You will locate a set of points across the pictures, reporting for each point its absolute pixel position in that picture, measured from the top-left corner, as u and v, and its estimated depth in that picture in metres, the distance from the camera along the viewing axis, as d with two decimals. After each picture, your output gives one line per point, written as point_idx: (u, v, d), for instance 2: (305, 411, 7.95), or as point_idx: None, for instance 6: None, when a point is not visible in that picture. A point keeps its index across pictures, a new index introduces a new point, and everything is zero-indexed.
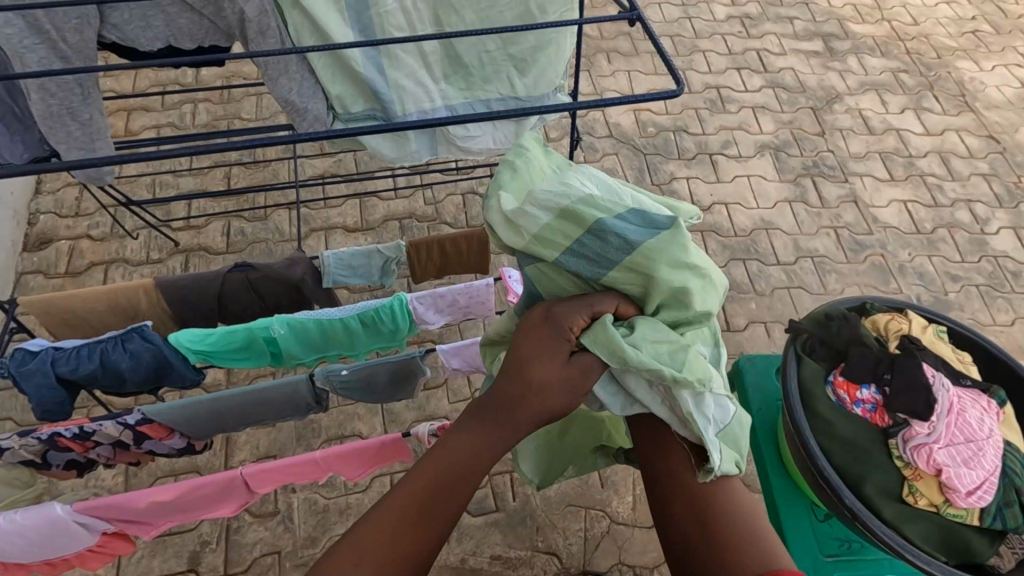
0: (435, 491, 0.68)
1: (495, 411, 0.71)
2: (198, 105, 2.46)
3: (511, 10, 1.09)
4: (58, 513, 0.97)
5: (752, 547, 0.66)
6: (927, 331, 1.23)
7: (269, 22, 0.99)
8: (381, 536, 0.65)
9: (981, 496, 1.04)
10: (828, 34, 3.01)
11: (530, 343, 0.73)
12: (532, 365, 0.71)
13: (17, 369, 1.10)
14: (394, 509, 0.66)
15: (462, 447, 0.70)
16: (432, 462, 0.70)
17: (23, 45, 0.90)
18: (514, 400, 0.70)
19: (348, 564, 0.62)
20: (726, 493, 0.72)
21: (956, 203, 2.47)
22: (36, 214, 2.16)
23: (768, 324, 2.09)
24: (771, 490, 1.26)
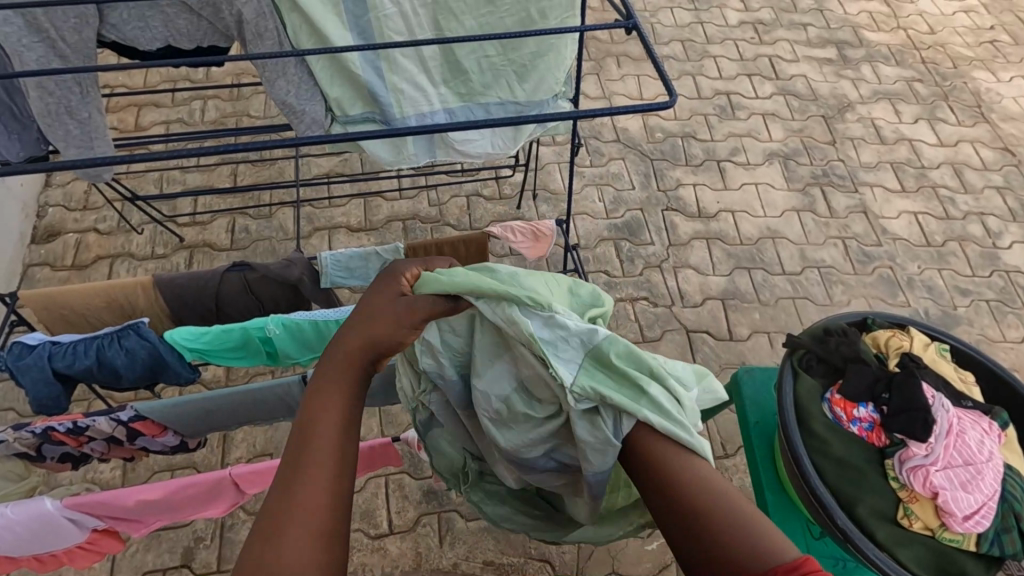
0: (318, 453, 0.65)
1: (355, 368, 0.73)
2: (207, 102, 2.48)
3: (511, 16, 1.09)
4: (48, 509, 0.97)
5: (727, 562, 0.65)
6: (929, 349, 1.21)
7: (266, 24, 0.99)
8: (305, 520, 0.61)
9: (978, 521, 1.02)
10: (841, 42, 2.97)
11: (384, 303, 0.76)
12: (381, 313, 0.75)
13: (14, 363, 1.11)
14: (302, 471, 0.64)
15: (336, 412, 0.69)
16: (309, 434, 0.67)
17: (21, 44, 0.91)
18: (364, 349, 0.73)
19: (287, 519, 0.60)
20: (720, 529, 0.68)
21: (968, 215, 2.43)
22: (45, 207, 2.18)
23: (771, 335, 2.07)
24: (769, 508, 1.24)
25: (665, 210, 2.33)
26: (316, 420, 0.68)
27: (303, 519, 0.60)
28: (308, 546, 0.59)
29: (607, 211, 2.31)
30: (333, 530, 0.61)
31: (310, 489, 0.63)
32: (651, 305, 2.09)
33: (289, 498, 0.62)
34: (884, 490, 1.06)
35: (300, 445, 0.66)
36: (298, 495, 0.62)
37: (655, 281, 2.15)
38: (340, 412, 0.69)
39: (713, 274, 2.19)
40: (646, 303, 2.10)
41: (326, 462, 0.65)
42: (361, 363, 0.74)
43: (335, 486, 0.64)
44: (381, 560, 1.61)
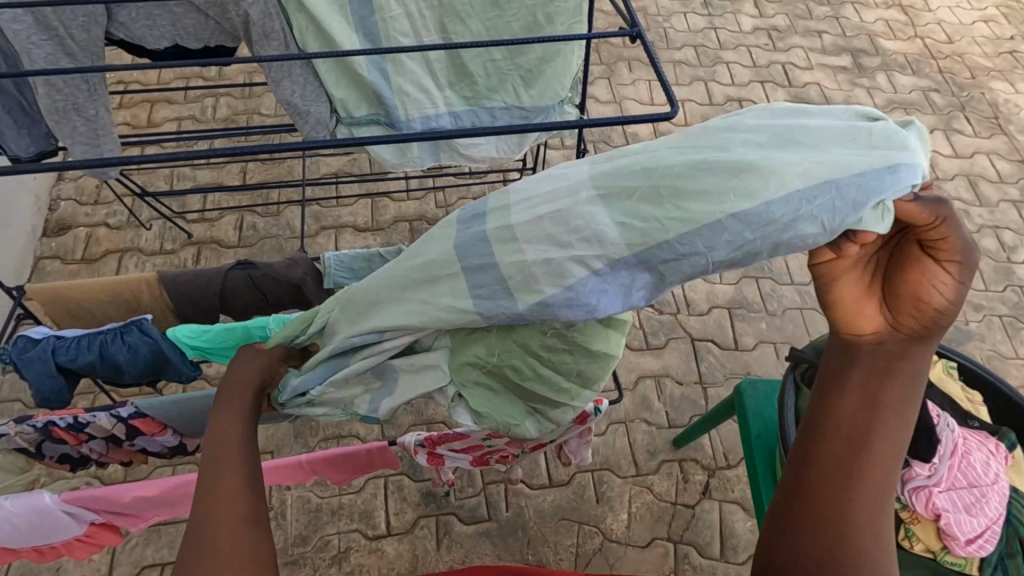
0: (232, 465, 0.69)
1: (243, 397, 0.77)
2: (219, 99, 2.50)
3: (518, 20, 1.08)
4: (47, 503, 0.98)
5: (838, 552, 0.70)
6: (935, 366, 1.20)
7: (273, 24, 0.99)
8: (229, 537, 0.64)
9: (981, 545, 1.01)
10: (857, 50, 2.94)
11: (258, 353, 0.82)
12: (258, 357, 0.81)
13: (18, 356, 1.13)
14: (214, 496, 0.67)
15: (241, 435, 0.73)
16: (217, 456, 0.70)
17: (30, 41, 0.92)
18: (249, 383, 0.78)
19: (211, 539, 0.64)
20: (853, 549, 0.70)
21: (982, 229, 2.39)
22: (57, 200, 2.21)
23: (777, 345, 2.05)
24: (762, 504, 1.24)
25: None
26: (221, 445, 0.71)
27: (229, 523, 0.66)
28: (237, 542, 0.65)
29: None
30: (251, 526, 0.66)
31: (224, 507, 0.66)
32: (656, 312, 2.07)
33: (208, 512, 0.66)
34: None
35: (208, 466, 0.69)
36: (214, 503, 0.67)
37: None
38: (242, 435, 0.73)
39: (720, 282, 2.16)
40: (651, 309, 2.08)
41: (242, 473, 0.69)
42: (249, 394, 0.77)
43: (248, 491, 0.68)
44: (378, 562, 1.60)
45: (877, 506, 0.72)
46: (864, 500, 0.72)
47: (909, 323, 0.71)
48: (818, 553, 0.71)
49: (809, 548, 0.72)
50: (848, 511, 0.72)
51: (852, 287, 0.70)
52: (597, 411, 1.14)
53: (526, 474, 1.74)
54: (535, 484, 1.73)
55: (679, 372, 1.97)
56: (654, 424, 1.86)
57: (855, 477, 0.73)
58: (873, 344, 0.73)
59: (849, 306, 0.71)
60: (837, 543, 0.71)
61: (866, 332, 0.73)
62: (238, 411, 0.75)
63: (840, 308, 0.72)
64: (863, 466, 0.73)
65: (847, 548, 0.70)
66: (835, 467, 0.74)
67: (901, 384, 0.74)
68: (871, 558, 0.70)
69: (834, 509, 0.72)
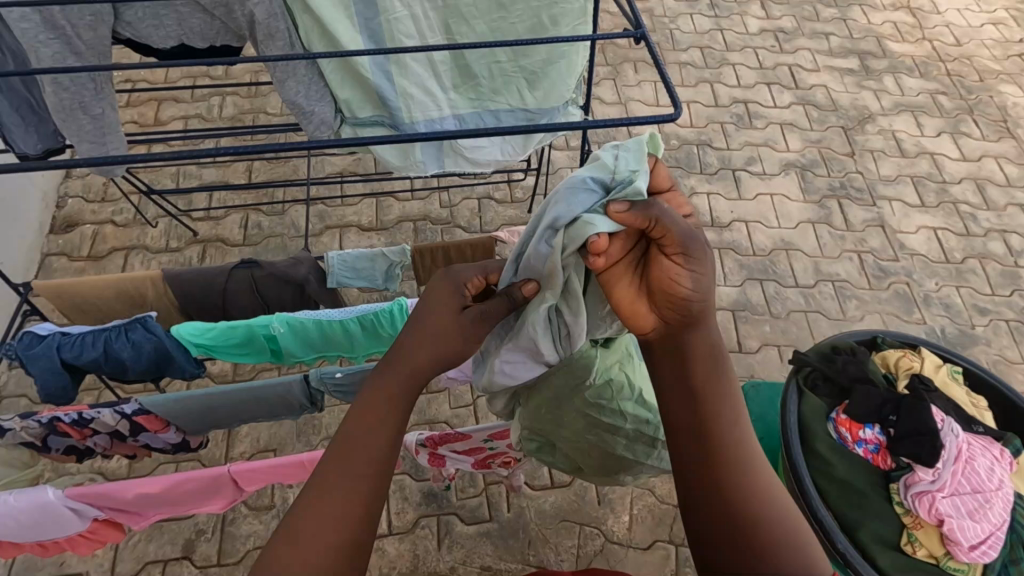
0: (354, 467, 0.68)
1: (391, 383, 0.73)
2: (226, 98, 2.51)
3: (523, 22, 1.08)
4: (51, 498, 0.99)
5: (739, 528, 0.69)
6: (940, 371, 1.19)
7: (278, 24, 1.00)
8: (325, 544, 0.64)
9: (984, 551, 1.01)
10: (864, 52, 2.92)
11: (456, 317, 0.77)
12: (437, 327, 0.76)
13: (24, 352, 1.13)
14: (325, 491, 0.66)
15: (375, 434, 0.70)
16: (346, 454, 0.69)
17: (38, 39, 0.93)
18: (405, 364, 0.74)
19: (313, 541, 0.63)
20: (747, 521, 0.69)
21: (989, 232, 2.37)
22: (64, 198, 2.22)
23: (781, 348, 2.04)
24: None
25: None
26: (353, 442, 0.69)
27: (325, 535, 0.64)
28: (327, 556, 0.63)
29: None
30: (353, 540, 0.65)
31: (335, 512, 0.65)
32: None
33: (321, 511, 0.65)
34: (889, 517, 1.06)
35: (339, 456, 0.68)
36: (325, 504, 0.65)
37: None
38: (376, 433, 0.70)
39: (724, 284, 2.16)
40: None
41: (360, 485, 0.67)
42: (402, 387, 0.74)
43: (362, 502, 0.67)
44: (379, 561, 1.61)
45: (754, 474, 0.71)
46: (748, 480, 0.71)
47: (671, 316, 0.73)
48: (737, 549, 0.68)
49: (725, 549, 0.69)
50: (748, 488, 0.70)
51: (625, 291, 0.75)
52: None
53: (528, 475, 1.74)
54: (536, 485, 1.74)
55: None
56: None
57: (725, 466, 0.71)
58: (661, 342, 0.76)
59: (625, 312, 0.76)
60: (748, 529, 0.68)
61: (648, 334, 0.76)
62: (384, 405, 0.72)
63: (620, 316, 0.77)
64: (728, 450, 0.72)
65: (751, 518, 0.69)
66: (711, 462, 0.72)
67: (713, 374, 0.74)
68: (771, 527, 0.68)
69: (727, 487, 0.70)
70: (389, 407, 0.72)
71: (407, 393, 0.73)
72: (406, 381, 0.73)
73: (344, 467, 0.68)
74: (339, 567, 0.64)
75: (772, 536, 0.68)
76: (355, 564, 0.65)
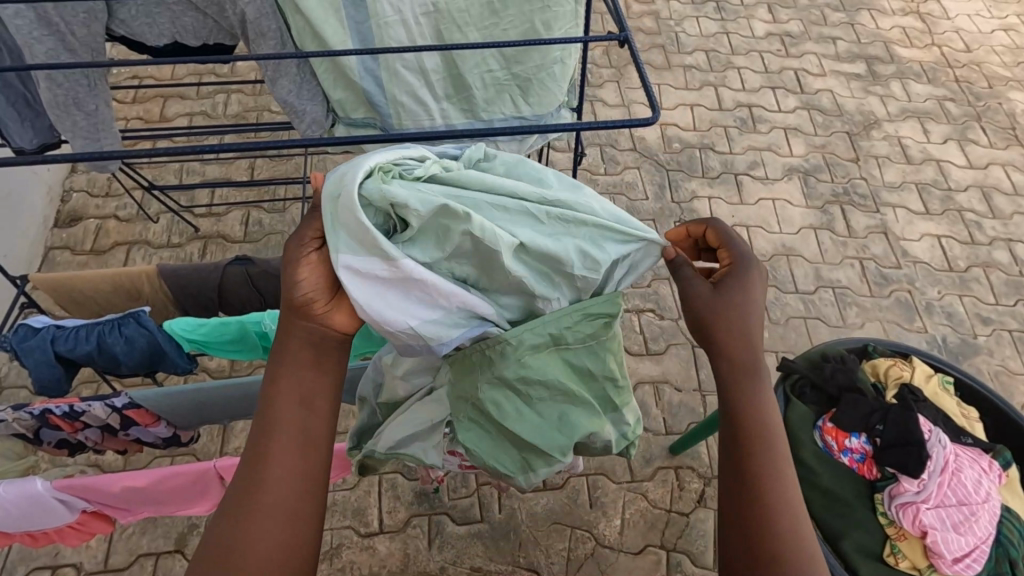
0: (276, 448, 0.73)
1: (288, 360, 0.77)
2: (230, 96, 2.53)
3: (515, 28, 1.08)
4: (39, 489, 1.00)
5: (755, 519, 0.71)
6: (931, 381, 1.18)
7: (269, 24, 1.02)
8: (266, 522, 0.70)
9: (969, 564, 1.00)
10: (871, 57, 2.89)
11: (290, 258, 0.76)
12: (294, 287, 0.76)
13: (19, 345, 1.15)
14: (251, 476, 0.72)
15: (285, 413, 0.75)
16: (262, 437, 0.73)
17: (33, 36, 0.94)
18: (296, 340, 0.77)
19: (250, 525, 0.69)
20: (766, 518, 0.71)
21: (994, 241, 2.34)
22: (69, 192, 2.25)
23: (780, 354, 2.03)
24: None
25: (678, 222, 2.29)
26: (267, 425, 0.74)
27: (265, 514, 0.70)
28: (274, 532, 0.69)
29: None
30: (297, 512, 0.71)
31: (266, 493, 0.71)
32: (657, 318, 2.06)
33: (251, 496, 0.70)
34: (873, 528, 1.05)
35: (257, 441, 0.73)
36: (255, 489, 0.71)
37: (663, 293, 2.11)
38: (286, 412, 0.75)
39: None
40: (652, 315, 2.07)
41: (284, 463, 0.73)
42: (302, 359, 0.77)
43: (293, 476, 0.72)
44: (369, 559, 1.61)
45: (775, 480, 0.74)
46: (765, 472, 0.74)
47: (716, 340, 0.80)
48: (752, 543, 0.70)
49: (734, 543, 0.72)
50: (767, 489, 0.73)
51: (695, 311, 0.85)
52: None
53: None
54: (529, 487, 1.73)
55: (678, 378, 1.95)
56: (651, 430, 1.85)
57: (746, 459, 0.75)
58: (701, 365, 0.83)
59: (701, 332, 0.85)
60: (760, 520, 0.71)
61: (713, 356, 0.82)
62: (289, 380, 0.76)
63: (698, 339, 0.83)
64: (756, 445, 0.76)
65: (766, 513, 0.71)
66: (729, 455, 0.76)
67: (749, 366, 0.79)
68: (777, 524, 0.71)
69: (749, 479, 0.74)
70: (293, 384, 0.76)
71: (306, 359, 0.77)
72: (301, 352, 0.77)
73: (263, 450, 0.73)
74: (287, 536, 0.70)
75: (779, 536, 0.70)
76: (306, 530, 0.71)
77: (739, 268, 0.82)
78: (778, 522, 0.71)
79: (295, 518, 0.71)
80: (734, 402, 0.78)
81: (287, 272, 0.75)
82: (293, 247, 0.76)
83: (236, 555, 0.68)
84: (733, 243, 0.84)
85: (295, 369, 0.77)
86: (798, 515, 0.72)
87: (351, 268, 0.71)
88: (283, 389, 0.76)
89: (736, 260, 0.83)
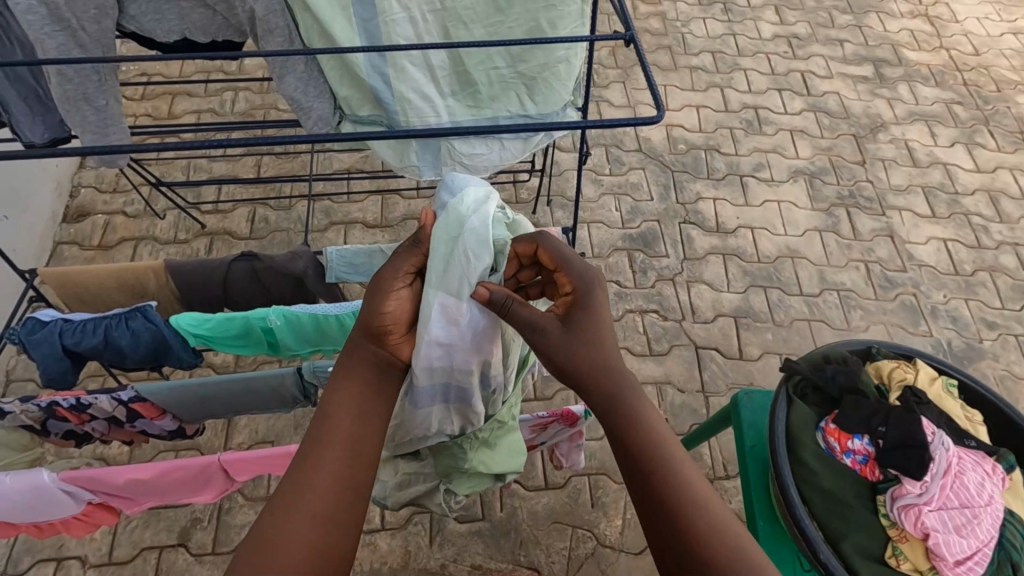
0: (328, 451, 0.77)
1: (351, 376, 0.84)
2: (238, 94, 2.55)
3: (520, 27, 1.09)
4: (45, 480, 1.01)
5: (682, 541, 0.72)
6: (935, 384, 1.18)
7: (277, 22, 1.02)
8: (305, 520, 0.71)
9: (970, 567, 1.00)
10: (879, 60, 2.88)
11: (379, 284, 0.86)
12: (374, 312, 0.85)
13: (27, 337, 1.16)
14: (300, 475, 0.75)
15: (341, 421, 0.80)
16: (316, 440, 0.78)
17: (43, 31, 0.94)
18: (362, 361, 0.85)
19: (290, 518, 0.71)
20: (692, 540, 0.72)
21: (1001, 245, 2.33)
22: (78, 188, 2.26)
23: (783, 356, 2.03)
24: (757, 517, 1.22)
25: (683, 223, 2.29)
26: (327, 429, 0.79)
27: (306, 511, 0.72)
28: (311, 531, 0.71)
29: (624, 221, 2.28)
30: (334, 517, 0.73)
31: (311, 493, 0.73)
32: (660, 319, 2.06)
33: (296, 491, 0.73)
34: (875, 529, 1.05)
35: (311, 442, 0.78)
36: (300, 487, 0.74)
37: (667, 294, 2.12)
38: (342, 422, 0.80)
39: (727, 290, 2.15)
40: (656, 316, 2.07)
41: (331, 464, 0.77)
42: (363, 378, 0.84)
43: (337, 482, 0.75)
44: (370, 556, 1.62)
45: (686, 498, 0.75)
46: (671, 489, 0.75)
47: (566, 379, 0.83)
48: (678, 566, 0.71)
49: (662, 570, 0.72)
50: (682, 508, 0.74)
51: None
52: (588, 415, 1.21)
53: (522, 475, 1.75)
54: (530, 486, 1.74)
55: (681, 379, 1.95)
56: None
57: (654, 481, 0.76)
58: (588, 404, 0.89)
59: None
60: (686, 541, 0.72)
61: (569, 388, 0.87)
62: (350, 393, 0.83)
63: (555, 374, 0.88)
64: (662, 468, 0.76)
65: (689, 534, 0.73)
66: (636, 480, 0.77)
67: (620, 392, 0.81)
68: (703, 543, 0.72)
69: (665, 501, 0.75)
70: (349, 393, 0.82)
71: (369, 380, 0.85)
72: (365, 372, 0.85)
73: (315, 451, 0.77)
74: (322, 538, 0.71)
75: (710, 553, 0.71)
76: (337, 535, 0.72)
77: (582, 296, 0.85)
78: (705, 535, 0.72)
79: (328, 518, 0.73)
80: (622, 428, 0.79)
81: (376, 300, 0.85)
82: (387, 277, 0.85)
83: (273, 546, 0.69)
84: (568, 262, 0.87)
85: (357, 385, 0.84)
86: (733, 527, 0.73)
87: (444, 308, 0.84)
88: (341, 399, 0.82)
89: (579, 284, 0.85)
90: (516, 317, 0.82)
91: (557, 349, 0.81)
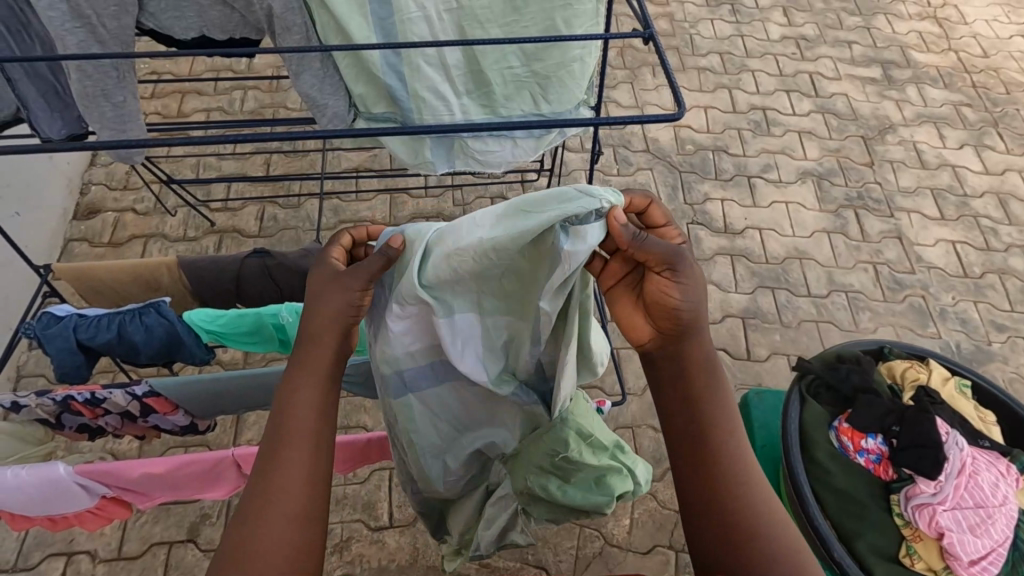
0: (293, 450, 0.77)
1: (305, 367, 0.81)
2: (247, 92, 2.56)
3: (536, 26, 1.09)
4: (61, 473, 1.02)
5: (731, 525, 0.78)
6: (948, 384, 1.18)
7: (294, 19, 1.03)
8: (276, 523, 0.72)
9: (984, 567, 1.00)
10: (888, 61, 2.88)
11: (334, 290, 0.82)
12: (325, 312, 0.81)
13: (42, 332, 1.16)
14: (264, 478, 0.75)
15: (301, 418, 0.79)
16: (278, 439, 0.77)
17: (64, 27, 0.96)
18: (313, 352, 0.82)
19: (261, 524, 0.72)
20: (739, 526, 0.77)
21: (1010, 248, 2.33)
22: (88, 185, 2.28)
23: (791, 357, 2.03)
24: None
25: (691, 223, 2.29)
26: (287, 428, 0.78)
27: (277, 515, 0.73)
28: (285, 533, 0.72)
29: None
30: (307, 514, 0.74)
31: (281, 497, 0.74)
32: None
33: (264, 497, 0.73)
34: (888, 528, 1.06)
35: (274, 441, 0.77)
36: (268, 491, 0.74)
37: None
38: (303, 419, 0.79)
39: (735, 291, 2.15)
40: None
41: (297, 465, 0.76)
42: (320, 369, 0.82)
43: (306, 480, 0.76)
44: (379, 553, 1.63)
45: (741, 488, 0.80)
46: (724, 474, 0.81)
47: (667, 322, 0.82)
48: (719, 549, 0.77)
49: (706, 545, 0.79)
50: (729, 495, 0.79)
51: (625, 305, 0.87)
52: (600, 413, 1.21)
53: None
54: None
55: None
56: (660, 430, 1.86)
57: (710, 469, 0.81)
58: (660, 350, 0.86)
59: (625, 320, 0.87)
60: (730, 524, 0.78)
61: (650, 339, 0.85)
62: (307, 387, 0.80)
63: (627, 323, 0.87)
64: (722, 456, 0.82)
65: (734, 516, 0.78)
66: (690, 463, 0.83)
67: (704, 369, 0.85)
68: (748, 530, 0.77)
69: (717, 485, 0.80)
70: (305, 392, 0.80)
71: (325, 371, 0.82)
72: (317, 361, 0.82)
73: (278, 453, 0.76)
74: (298, 538, 0.73)
75: (755, 541, 0.76)
76: (312, 535, 0.74)
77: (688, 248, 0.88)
78: (750, 526, 0.77)
79: (305, 516, 0.74)
80: (693, 404, 0.84)
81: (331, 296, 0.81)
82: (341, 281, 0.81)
83: (248, 553, 0.70)
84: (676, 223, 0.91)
85: (312, 377, 0.81)
86: (778, 519, 0.78)
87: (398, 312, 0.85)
88: (298, 398, 0.80)
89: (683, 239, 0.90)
90: (647, 249, 0.77)
91: (690, 283, 0.79)
